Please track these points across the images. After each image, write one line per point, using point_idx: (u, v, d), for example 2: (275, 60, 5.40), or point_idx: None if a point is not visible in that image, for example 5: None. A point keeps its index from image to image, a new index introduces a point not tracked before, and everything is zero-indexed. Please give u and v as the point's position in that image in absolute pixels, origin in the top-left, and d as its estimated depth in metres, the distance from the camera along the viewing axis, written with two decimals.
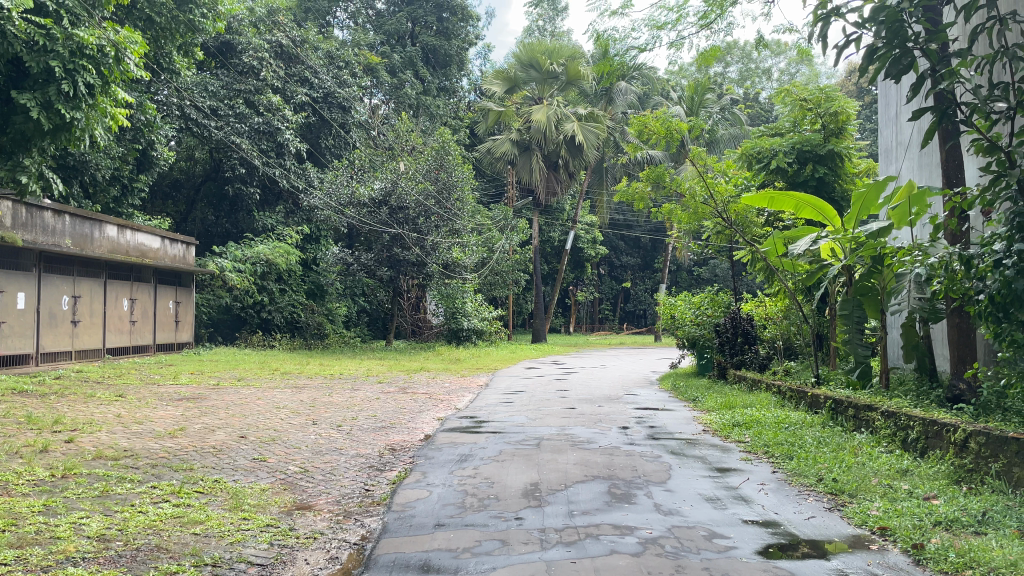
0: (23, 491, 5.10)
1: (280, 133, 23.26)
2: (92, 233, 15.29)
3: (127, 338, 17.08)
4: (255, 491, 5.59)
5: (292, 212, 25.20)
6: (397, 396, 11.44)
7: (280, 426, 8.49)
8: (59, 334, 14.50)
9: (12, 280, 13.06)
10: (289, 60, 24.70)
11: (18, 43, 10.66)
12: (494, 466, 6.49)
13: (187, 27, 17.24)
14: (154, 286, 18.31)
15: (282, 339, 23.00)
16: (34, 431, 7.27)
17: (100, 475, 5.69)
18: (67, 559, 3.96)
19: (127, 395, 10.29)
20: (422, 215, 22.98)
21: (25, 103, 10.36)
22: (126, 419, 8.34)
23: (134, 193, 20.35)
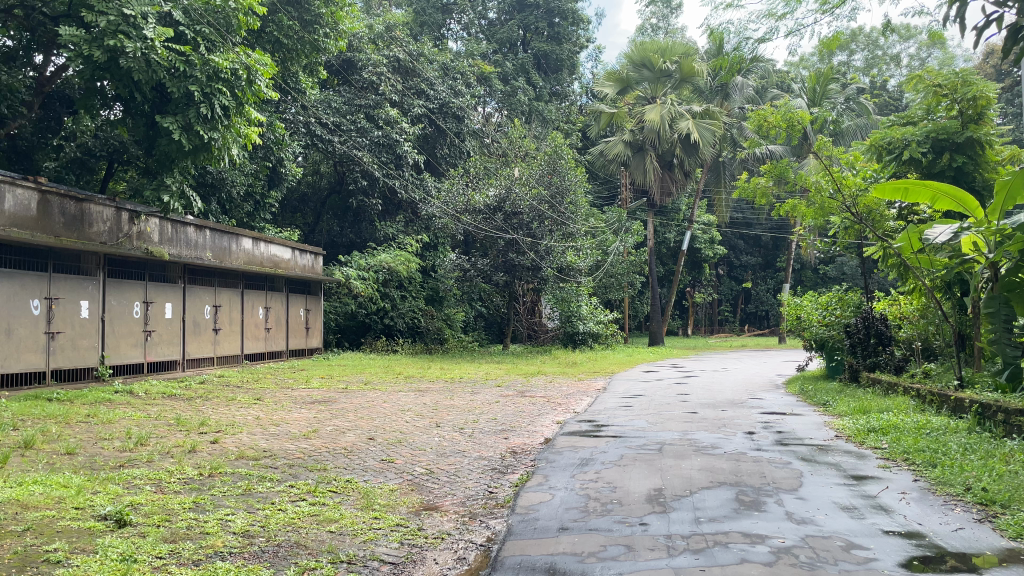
0: (175, 488, 5.48)
1: (399, 145, 24.06)
2: (230, 246, 16.27)
3: (263, 344, 18.05)
4: (384, 491, 5.78)
5: (411, 221, 26.08)
6: (517, 399, 11.54)
7: (405, 428, 8.76)
8: (202, 340, 15.50)
9: (161, 291, 14.07)
10: (406, 73, 25.47)
11: (161, 70, 11.73)
12: (616, 470, 6.45)
13: (312, 47, 18.24)
14: (287, 295, 19.28)
15: (405, 344, 23.58)
16: (183, 432, 7.81)
17: (243, 474, 6.03)
18: (216, 553, 4.22)
19: (264, 398, 10.89)
20: (535, 219, 23.13)
21: (170, 126, 11.95)
22: (264, 421, 8.82)
23: (265, 208, 21.54)
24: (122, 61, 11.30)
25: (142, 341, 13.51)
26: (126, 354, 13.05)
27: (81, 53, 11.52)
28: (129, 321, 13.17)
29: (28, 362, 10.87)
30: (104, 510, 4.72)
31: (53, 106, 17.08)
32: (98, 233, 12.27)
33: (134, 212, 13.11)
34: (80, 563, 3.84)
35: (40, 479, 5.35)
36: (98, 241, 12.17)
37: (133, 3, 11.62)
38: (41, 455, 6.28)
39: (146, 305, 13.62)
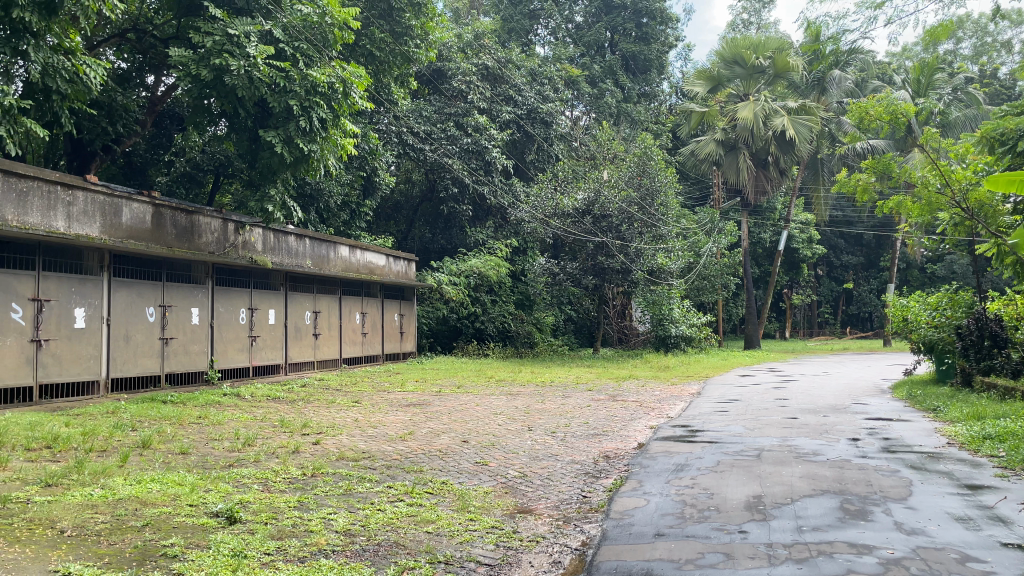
0: (281, 487, 5.71)
1: (488, 152, 24.34)
2: (328, 254, 16.80)
3: (360, 348, 18.56)
4: (479, 493, 5.86)
5: (501, 227, 26.46)
6: (609, 404, 11.46)
7: (498, 431, 8.85)
8: (303, 345, 16.07)
9: (264, 298, 14.67)
10: (495, 80, 25.75)
11: (263, 86, 12.33)
12: (713, 476, 6.32)
13: (403, 58, 18.69)
14: (382, 301, 19.76)
15: (496, 349, 23.78)
16: (287, 433, 8.14)
17: (343, 475, 6.23)
18: (320, 550, 4.37)
19: (362, 401, 11.20)
20: (625, 222, 22.86)
21: (272, 139, 12.52)
22: (363, 423, 9.08)
23: (361, 217, 22.12)
24: (227, 79, 11.94)
25: (248, 346, 14.12)
26: (233, 359, 13.67)
27: (189, 73, 12.31)
28: (236, 327, 13.79)
29: (145, 366, 11.53)
30: (216, 507, 4.96)
31: (165, 124, 18.09)
32: (206, 243, 12.89)
33: (239, 223, 13.71)
34: (194, 558, 4.05)
35: (157, 476, 5.68)
36: (206, 250, 12.79)
37: (236, 24, 12.43)
38: (158, 454, 6.67)
39: (251, 311, 14.23)
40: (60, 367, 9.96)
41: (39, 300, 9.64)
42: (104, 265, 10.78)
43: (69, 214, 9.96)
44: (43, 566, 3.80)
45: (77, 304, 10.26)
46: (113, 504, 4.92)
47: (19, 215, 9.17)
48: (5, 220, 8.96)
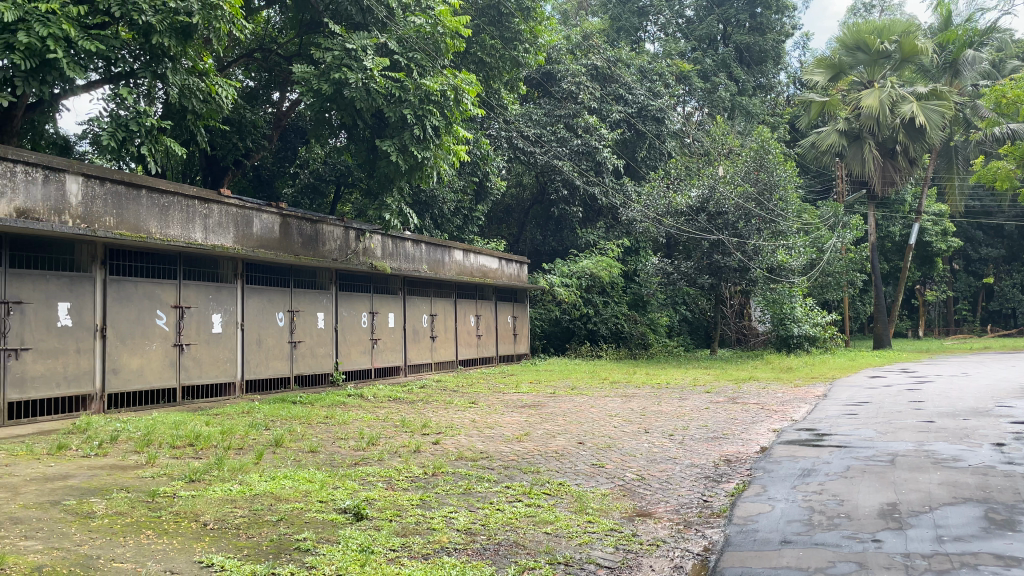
0: (403, 486, 5.87)
1: (598, 152, 24.26)
2: (443, 258, 17.18)
3: (475, 350, 18.87)
4: (597, 495, 5.81)
5: (613, 227, 26.21)
6: (728, 406, 11.17)
7: (615, 432, 8.78)
8: (421, 347, 16.49)
9: (384, 303, 15.15)
10: (605, 80, 25.63)
11: (380, 97, 12.83)
12: (842, 482, 6.04)
13: (512, 63, 18.92)
14: (496, 303, 20.03)
15: (609, 350, 23.58)
16: (408, 433, 8.37)
17: (463, 474, 6.35)
18: (442, 548, 4.46)
19: (479, 402, 11.38)
20: (742, 218, 22.16)
21: (389, 148, 13.02)
22: (480, 424, 9.23)
23: (473, 221, 22.49)
24: (346, 92, 12.52)
25: (370, 348, 14.63)
26: (356, 361, 14.19)
27: (312, 88, 13.05)
28: (358, 330, 14.32)
29: (276, 368, 12.13)
30: (344, 504, 5.17)
31: (290, 138, 19.05)
32: (330, 250, 13.44)
33: (360, 230, 14.21)
34: (325, 552, 4.22)
35: (289, 473, 5.97)
36: (329, 257, 13.33)
37: (355, 38, 12.87)
38: (290, 452, 7.01)
39: (372, 315, 14.74)
40: (200, 369, 10.62)
41: (181, 306, 10.34)
42: (237, 273, 11.43)
43: (206, 226, 10.63)
44: (188, 556, 4.07)
45: (214, 310, 10.94)
46: (249, 499, 5.21)
47: (161, 229, 9.85)
48: (150, 234, 9.65)
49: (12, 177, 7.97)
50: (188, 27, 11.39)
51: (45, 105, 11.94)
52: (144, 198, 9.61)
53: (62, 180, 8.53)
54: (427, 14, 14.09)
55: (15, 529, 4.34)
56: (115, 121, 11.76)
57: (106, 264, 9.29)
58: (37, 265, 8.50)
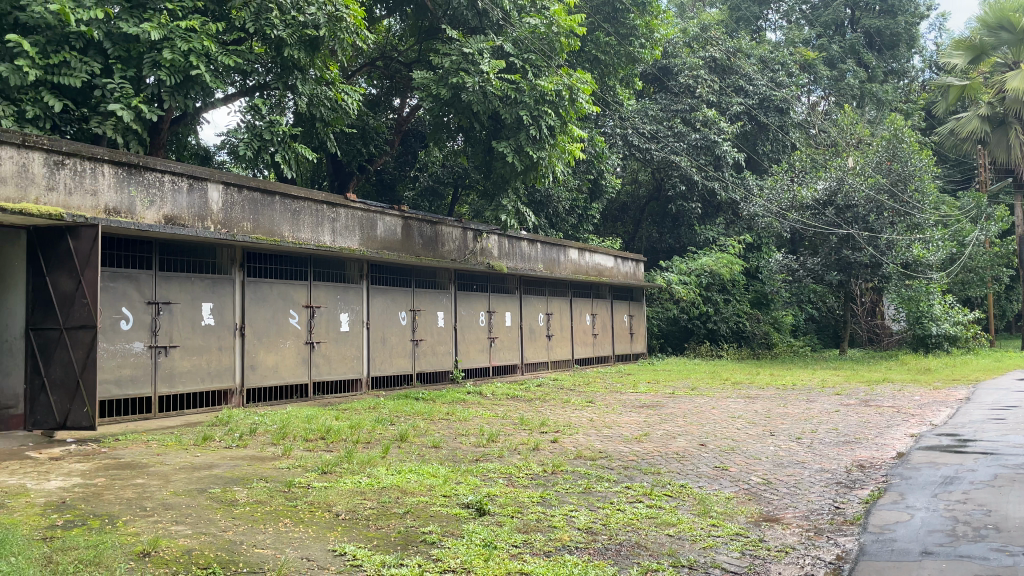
0: (524, 482, 5.93)
1: (718, 146, 23.60)
2: (559, 257, 17.17)
3: (592, 348, 18.81)
4: (721, 499, 5.67)
5: (733, 222, 25.41)
6: (860, 409, 10.64)
7: (737, 434, 8.54)
8: (538, 346, 16.60)
9: (501, 302, 15.36)
10: (724, 72, 24.97)
11: (496, 99, 13.06)
12: (989, 492, 5.62)
13: (627, 59, 18.75)
14: (611, 302, 19.91)
15: (730, 350, 22.93)
16: (527, 431, 8.44)
17: (582, 473, 6.34)
18: (564, 546, 4.47)
19: (596, 401, 11.33)
20: (873, 211, 21.01)
21: (505, 149, 13.21)
22: (598, 423, 9.19)
23: (588, 220, 22.43)
24: (463, 96, 12.81)
25: (488, 347, 14.86)
26: (474, 359, 14.44)
27: (430, 93, 13.44)
28: (476, 328, 14.56)
29: (399, 366, 12.52)
30: (467, 499, 5.28)
31: (410, 142, 19.63)
32: (450, 251, 13.65)
33: (478, 230, 14.38)
34: (450, 546, 4.32)
35: (414, 467, 6.15)
36: (449, 258, 13.58)
37: (472, 43, 13.18)
38: (414, 447, 7.21)
39: (490, 314, 14.97)
40: (330, 366, 11.11)
41: (312, 306, 10.84)
42: (363, 273, 11.87)
43: (334, 229, 11.06)
44: (322, 545, 4.26)
45: (342, 309, 11.41)
46: (378, 492, 5.41)
47: (293, 232, 10.32)
48: (284, 238, 10.15)
49: (161, 186, 8.58)
50: (316, 39, 11.92)
51: (188, 118, 12.79)
52: (278, 204, 10.11)
53: (205, 188, 9.09)
54: (542, 14, 14.22)
55: (167, 514, 4.68)
56: (252, 131, 12.47)
57: (244, 267, 9.85)
58: (183, 268, 9.12)
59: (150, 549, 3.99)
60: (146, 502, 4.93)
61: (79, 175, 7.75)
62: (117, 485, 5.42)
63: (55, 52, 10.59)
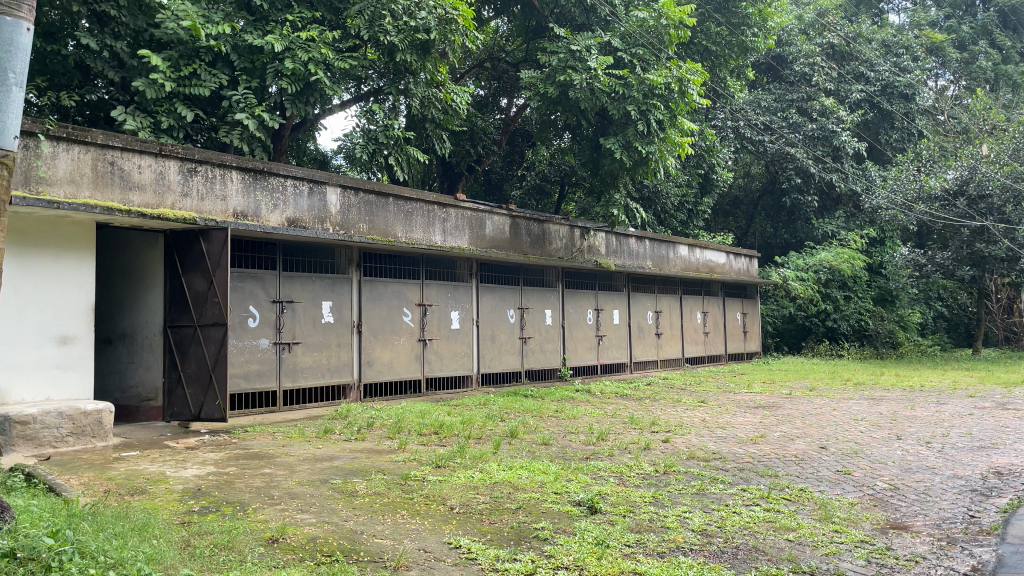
0: (636, 482, 5.86)
1: (837, 136, 22.52)
2: (669, 254, 16.87)
3: (703, 347, 18.40)
4: (843, 504, 5.43)
5: (854, 215, 24.17)
6: (997, 412, 9.94)
7: (861, 437, 8.15)
8: (647, 344, 16.39)
9: (609, 300, 15.26)
10: (842, 59, 23.87)
11: (603, 95, 13.04)
12: None
13: (740, 49, 18.24)
14: (723, 299, 19.43)
15: (851, 349, 21.91)
16: (637, 430, 8.35)
17: (695, 474, 6.20)
18: (678, 547, 4.40)
19: (709, 401, 11.06)
20: (1010, 201, 19.58)
21: (613, 146, 13.10)
22: (711, 423, 8.99)
23: (698, 216, 22.00)
24: (570, 93, 12.92)
25: (596, 345, 14.81)
26: (582, 357, 14.41)
27: (538, 91, 13.60)
28: (584, 326, 14.54)
29: (508, 363, 12.65)
30: (578, 497, 5.27)
31: (517, 142, 19.78)
32: (557, 249, 13.63)
33: (585, 228, 14.30)
34: (562, 543, 4.33)
35: (525, 464, 6.19)
36: (557, 256, 13.56)
37: (578, 40, 13.32)
38: (524, 444, 7.26)
39: (597, 312, 14.90)
40: (441, 363, 11.35)
41: (424, 304, 11.10)
42: (472, 272, 12.06)
43: (445, 229, 11.25)
44: (438, 538, 4.35)
45: (452, 307, 11.63)
46: (490, 487, 5.48)
47: (407, 233, 10.58)
48: (397, 238, 10.41)
49: (284, 190, 8.98)
50: (427, 43, 12.22)
51: (307, 125, 13.34)
52: (391, 205, 10.39)
53: (324, 192, 9.46)
54: (651, 7, 13.96)
55: (293, 503, 4.91)
56: (367, 135, 12.83)
57: (360, 267, 10.20)
58: (304, 268, 9.53)
59: (278, 536, 4.20)
60: (273, 491, 5.18)
61: (210, 181, 8.23)
62: (246, 474, 5.72)
63: (187, 65, 11.28)
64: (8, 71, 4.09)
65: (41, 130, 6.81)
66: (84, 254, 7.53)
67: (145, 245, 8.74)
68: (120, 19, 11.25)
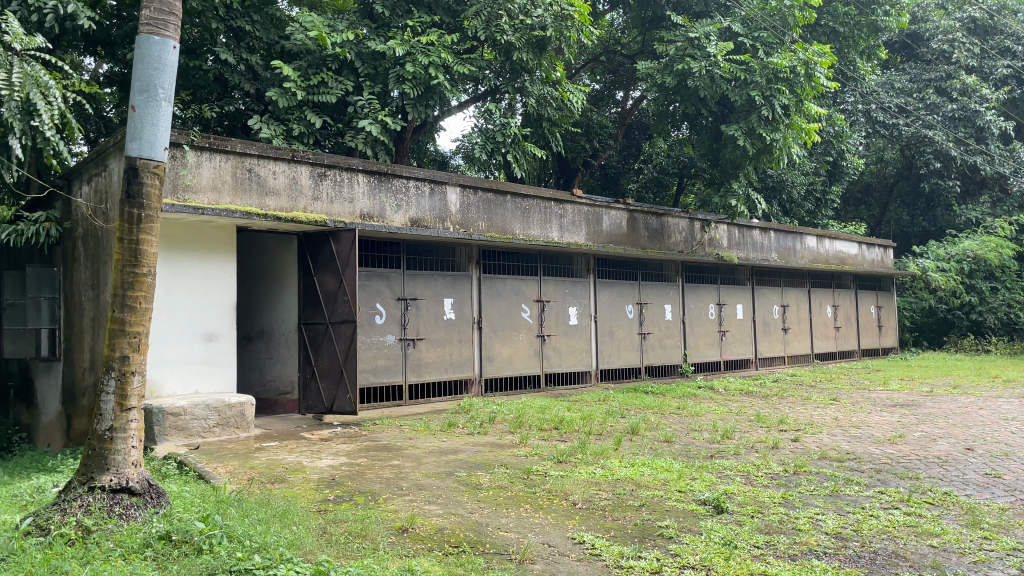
0: (764, 482, 5.67)
1: (980, 116, 20.98)
2: (795, 246, 16.22)
3: (833, 342, 17.59)
4: (993, 509, 5.05)
5: (1001, 200, 22.43)
6: None
7: (1013, 439, 7.55)
8: (773, 339, 15.83)
9: (732, 294, 14.84)
10: (986, 33, 22.20)
11: (723, 83, 12.71)
12: None
13: (870, 29, 17.30)
14: (856, 292, 18.50)
15: (1000, 344, 20.35)
16: (764, 428, 8.07)
17: (828, 475, 5.95)
18: (811, 551, 4.23)
19: (840, 399, 10.54)
20: None
21: (735, 133, 12.76)
22: (844, 422, 8.57)
23: (827, 205, 21.07)
24: (689, 82, 12.66)
25: (719, 341, 14.44)
26: (704, 353, 14.09)
27: (656, 82, 13.41)
28: (706, 322, 14.20)
29: (627, 359, 12.54)
30: (703, 496, 5.16)
31: (634, 135, 19.54)
32: (677, 243, 13.37)
33: (706, 220, 13.92)
34: (689, 542, 4.25)
35: (647, 461, 6.12)
36: (676, 250, 13.29)
37: (697, 27, 12.99)
38: (646, 441, 7.17)
39: (719, 307, 14.52)
40: (560, 358, 11.38)
41: (542, 300, 11.17)
42: (590, 268, 12.02)
43: (562, 225, 11.26)
44: (562, 532, 4.37)
45: (571, 303, 11.65)
46: (612, 483, 5.45)
47: (524, 229, 10.66)
48: (515, 235, 10.52)
49: (406, 191, 9.25)
50: (543, 40, 12.29)
51: (427, 126, 13.68)
52: (509, 203, 10.49)
53: (444, 191, 9.68)
54: None
55: (420, 494, 5.06)
56: (485, 135, 12.99)
57: (480, 264, 10.37)
58: (427, 266, 9.79)
59: (408, 526, 4.34)
60: (402, 482, 5.36)
61: (338, 184, 8.59)
62: (376, 465, 5.94)
63: (315, 73, 11.83)
64: (157, 87, 4.51)
65: (186, 140, 7.32)
66: (227, 254, 8.03)
67: (281, 247, 9.24)
68: (255, 33, 12.16)
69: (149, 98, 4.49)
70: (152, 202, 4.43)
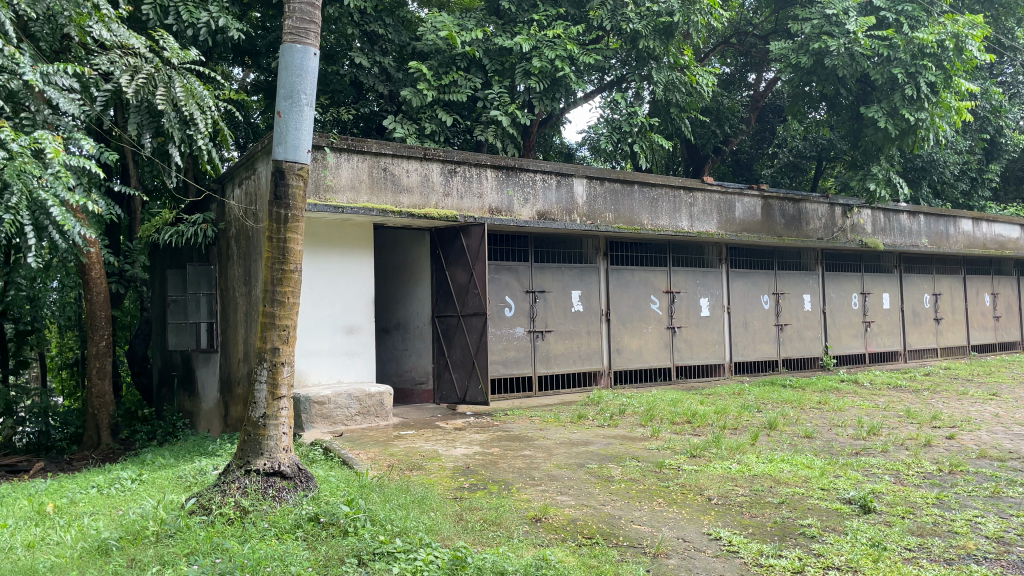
0: (916, 482, 5.34)
1: None
2: (948, 230, 15.05)
3: (993, 333, 16.30)
4: None
5: None
6: None
7: None
8: (924, 330, 14.85)
9: (877, 282, 14.04)
10: None
11: (864, 61, 11.99)
12: None
13: None
14: (1018, 278, 17.06)
15: None
16: (915, 425, 7.59)
17: (989, 475, 5.52)
18: (969, 555, 3.94)
19: (1002, 394, 9.74)
20: None
21: (876, 114, 12.08)
22: (1005, 419, 7.94)
23: (984, 185, 19.52)
24: (827, 61, 12.07)
25: (863, 331, 13.70)
26: (848, 344, 13.41)
27: (790, 63, 12.90)
28: (849, 312, 13.51)
29: (763, 351, 12.12)
30: (848, 494, 4.91)
31: (768, 118, 18.81)
32: (815, 230, 12.72)
33: (847, 205, 13.20)
34: (833, 542, 4.07)
35: (786, 457, 5.90)
36: (815, 237, 12.67)
37: (835, 2, 12.30)
38: (784, 436, 6.91)
39: (863, 296, 13.77)
40: (691, 351, 11.15)
41: (672, 291, 10.97)
42: (721, 257, 11.70)
43: (691, 214, 10.92)
44: (697, 527, 4.29)
45: (702, 294, 11.38)
46: (749, 479, 5.29)
47: (652, 220, 10.43)
48: (643, 225, 10.30)
49: (533, 184, 9.31)
50: (670, 26, 12.03)
51: (553, 119, 13.71)
52: (637, 192, 10.28)
53: (571, 183, 9.65)
54: None
55: (552, 484, 5.10)
56: (611, 125, 12.90)
57: (607, 256, 10.32)
58: (554, 259, 9.83)
59: (541, 515, 4.39)
60: (534, 472, 5.43)
61: (467, 180, 8.76)
62: (509, 455, 6.04)
63: (445, 72, 12.10)
64: (300, 93, 4.75)
65: (326, 143, 7.68)
66: (366, 251, 8.38)
67: (414, 242, 9.55)
68: (387, 36, 12.55)
69: (293, 104, 4.73)
70: (297, 203, 4.67)
